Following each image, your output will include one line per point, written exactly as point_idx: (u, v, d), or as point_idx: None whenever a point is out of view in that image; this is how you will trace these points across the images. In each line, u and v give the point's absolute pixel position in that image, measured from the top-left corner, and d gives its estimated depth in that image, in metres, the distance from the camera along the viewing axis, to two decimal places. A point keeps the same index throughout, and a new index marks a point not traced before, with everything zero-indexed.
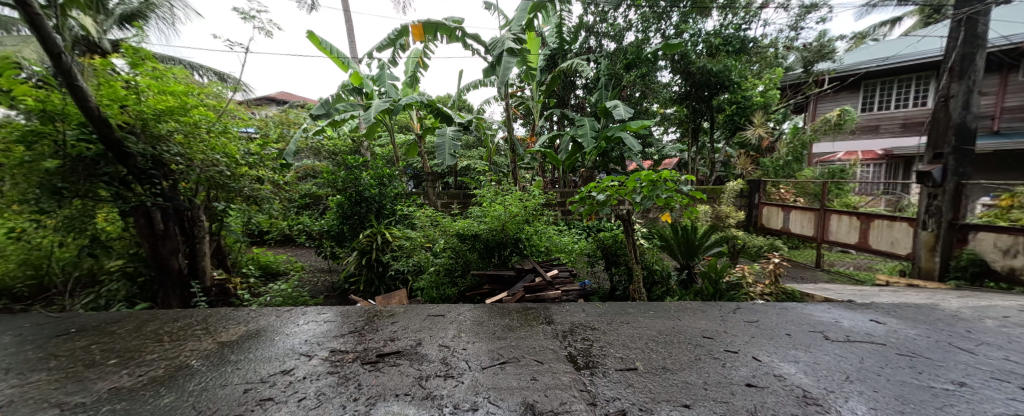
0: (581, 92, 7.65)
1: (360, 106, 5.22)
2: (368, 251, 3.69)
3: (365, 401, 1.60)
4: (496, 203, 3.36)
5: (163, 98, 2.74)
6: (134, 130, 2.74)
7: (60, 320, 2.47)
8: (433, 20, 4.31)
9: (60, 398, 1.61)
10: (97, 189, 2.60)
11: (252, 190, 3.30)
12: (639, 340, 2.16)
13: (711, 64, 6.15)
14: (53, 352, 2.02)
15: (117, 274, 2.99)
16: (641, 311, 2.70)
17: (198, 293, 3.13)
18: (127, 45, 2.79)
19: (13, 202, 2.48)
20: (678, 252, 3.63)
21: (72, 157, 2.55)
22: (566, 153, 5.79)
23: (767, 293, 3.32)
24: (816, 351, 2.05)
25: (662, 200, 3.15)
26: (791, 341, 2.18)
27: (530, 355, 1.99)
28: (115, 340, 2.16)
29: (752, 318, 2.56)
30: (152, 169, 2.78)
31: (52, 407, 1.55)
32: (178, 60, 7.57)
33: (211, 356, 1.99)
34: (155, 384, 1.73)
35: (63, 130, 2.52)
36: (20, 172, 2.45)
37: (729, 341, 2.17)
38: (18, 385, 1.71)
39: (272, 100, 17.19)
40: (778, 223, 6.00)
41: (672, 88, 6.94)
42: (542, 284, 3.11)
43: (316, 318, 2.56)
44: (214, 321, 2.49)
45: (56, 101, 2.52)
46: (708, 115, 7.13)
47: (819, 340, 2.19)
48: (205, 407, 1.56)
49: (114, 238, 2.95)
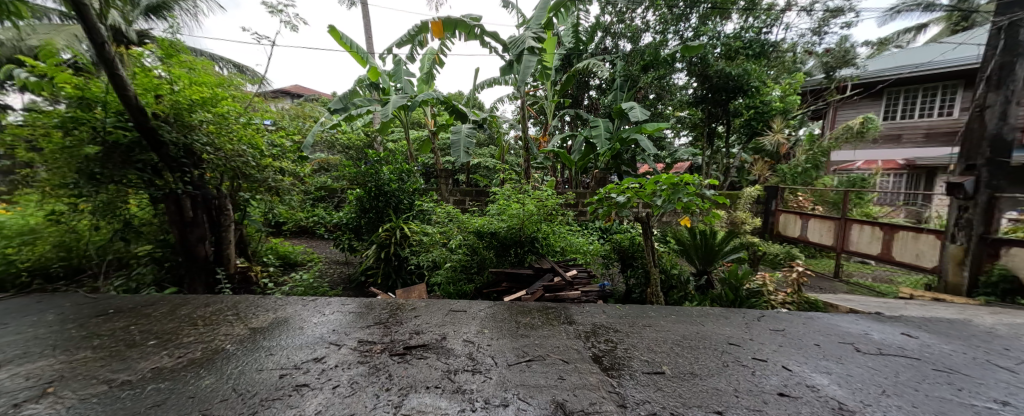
0: (595, 92, 7.57)
1: (375, 101, 5.17)
2: (386, 245, 3.72)
3: (397, 391, 1.64)
4: (514, 202, 3.41)
5: (197, 89, 2.88)
6: (168, 118, 2.86)
7: (97, 301, 2.60)
8: (453, 17, 4.29)
9: (107, 376, 1.71)
10: (130, 176, 2.72)
11: (275, 180, 3.36)
12: (663, 344, 2.16)
13: (730, 68, 5.91)
14: (95, 331, 2.13)
15: (146, 259, 3.14)
16: (663, 315, 2.70)
17: (223, 280, 3.22)
18: (160, 36, 2.91)
19: (53, 186, 2.66)
20: (695, 258, 3.66)
21: (109, 143, 2.69)
22: (579, 153, 5.64)
23: (788, 302, 3.33)
24: (847, 363, 2.02)
25: (683, 204, 3.14)
26: (821, 351, 2.15)
27: (554, 354, 2.01)
28: (152, 323, 2.26)
29: (778, 327, 2.53)
30: (183, 158, 2.90)
31: (100, 384, 1.65)
32: (197, 51, 7.70)
33: (245, 341, 2.07)
34: (194, 366, 1.81)
35: (101, 117, 2.64)
36: (61, 157, 2.59)
37: (756, 348, 2.16)
38: (66, 362, 1.83)
39: (284, 94, 17.12)
40: (794, 232, 5.88)
41: (688, 90, 6.72)
42: (561, 283, 3.21)
43: (340, 309, 2.62)
44: (243, 308, 2.58)
45: (95, 89, 2.65)
46: (724, 119, 6.89)
47: (850, 352, 2.16)
48: (244, 390, 1.63)
49: (144, 223, 3.08)
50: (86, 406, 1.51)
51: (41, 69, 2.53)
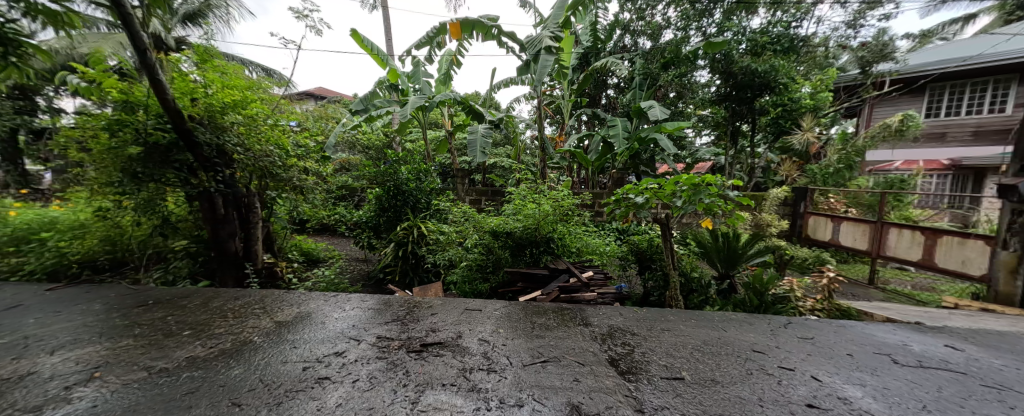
0: (613, 91, 7.46)
1: (394, 102, 5.26)
2: (403, 243, 3.78)
3: (414, 387, 1.70)
4: (530, 202, 3.42)
5: (228, 92, 3.03)
6: (202, 121, 3.02)
7: (138, 293, 2.78)
8: (471, 19, 4.33)
9: (147, 363, 1.84)
10: (168, 175, 2.86)
11: (300, 180, 3.49)
12: (682, 349, 2.13)
13: (756, 64, 5.66)
14: (136, 321, 2.28)
15: (182, 253, 3.31)
16: (683, 319, 2.64)
17: (251, 274, 3.37)
18: (196, 42, 3.08)
19: (100, 184, 2.86)
20: (717, 261, 3.53)
21: (150, 143, 2.86)
22: (596, 153, 5.45)
23: (818, 309, 3.19)
24: (883, 375, 1.92)
25: (704, 205, 3.06)
26: (855, 362, 2.05)
27: (570, 356, 2.01)
28: (187, 314, 2.40)
29: (806, 335, 2.44)
30: (216, 158, 3.05)
31: (141, 370, 1.77)
32: (229, 56, 8.09)
33: (271, 334, 2.17)
34: (224, 356, 1.92)
35: (143, 120, 2.82)
36: (108, 157, 2.79)
37: (782, 356, 2.09)
38: (111, 348, 1.96)
39: (309, 96, 17.73)
40: (826, 235, 5.59)
41: (710, 88, 6.51)
42: (577, 284, 3.18)
43: (359, 305, 2.70)
44: (270, 301, 2.70)
45: (138, 93, 2.84)
46: (750, 117, 6.61)
47: (887, 363, 2.05)
48: (270, 381, 1.72)
49: (180, 220, 3.28)
50: (129, 390, 1.63)
51: (91, 75, 2.74)
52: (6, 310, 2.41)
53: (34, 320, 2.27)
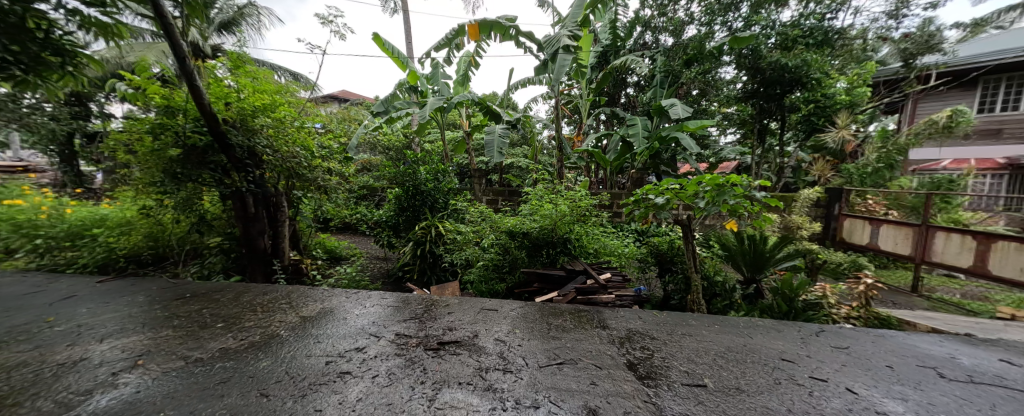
0: (633, 89, 7.31)
1: (414, 103, 5.34)
2: (422, 242, 3.84)
3: (431, 385, 1.75)
4: (547, 202, 3.40)
5: (259, 96, 3.17)
6: (235, 124, 3.17)
7: (178, 286, 2.96)
8: (489, 20, 4.35)
9: (185, 352, 1.96)
10: (204, 175, 3.06)
11: (324, 180, 3.60)
12: (706, 355, 2.11)
13: (786, 59, 5.36)
14: (175, 312, 2.43)
15: (217, 249, 3.50)
16: (705, 324, 2.57)
17: (278, 270, 3.52)
18: (229, 49, 3.24)
19: (144, 185, 3.07)
20: (743, 265, 3.42)
21: (188, 146, 3.04)
22: (615, 153, 5.37)
23: (853, 317, 3.01)
24: (928, 389, 1.86)
25: (729, 206, 2.96)
26: (895, 374, 1.99)
27: (586, 359, 2.02)
28: (220, 307, 2.54)
29: (841, 344, 2.34)
30: (247, 159, 3.21)
31: (180, 359, 1.89)
32: (260, 62, 8.49)
33: (296, 328, 2.26)
34: (253, 348, 2.02)
35: (182, 123, 3.00)
36: (151, 159, 2.98)
37: (814, 366, 2.04)
38: (153, 338, 2.10)
39: (332, 98, 18.34)
40: (862, 239, 5.26)
41: (736, 85, 6.25)
42: (594, 287, 3.13)
43: (379, 302, 2.77)
44: (296, 297, 2.81)
45: (178, 99, 3.01)
46: (779, 115, 6.27)
47: (932, 377, 1.97)
48: (295, 373, 1.80)
49: (215, 218, 3.47)
50: (169, 378, 1.75)
51: (136, 82, 2.93)
52: (63, 300, 2.62)
53: (87, 310, 2.45)
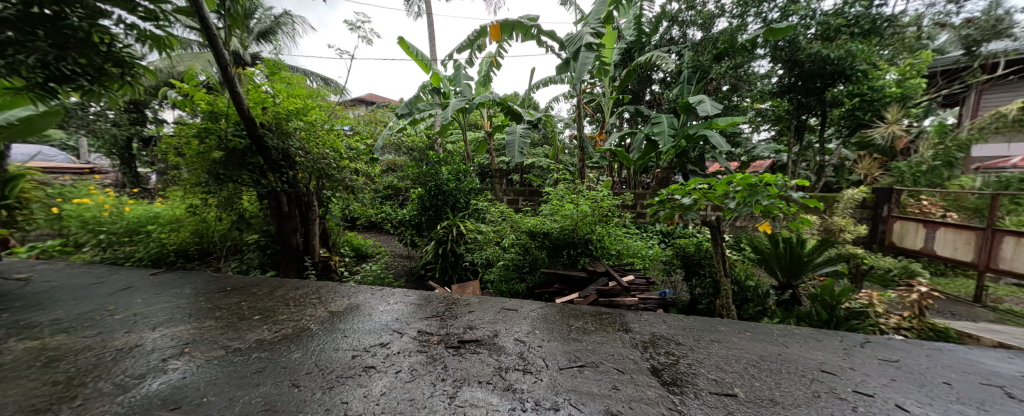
0: (658, 86, 7.09)
1: (437, 105, 5.43)
2: (443, 241, 3.90)
3: (452, 382, 1.78)
4: (567, 202, 3.36)
5: (292, 101, 3.34)
6: (271, 127, 3.35)
7: (220, 280, 3.16)
8: (511, 20, 4.35)
9: (226, 342, 2.09)
10: (243, 176, 3.25)
11: (351, 180, 3.73)
12: (736, 364, 2.02)
13: (828, 50, 5.02)
14: (217, 304, 2.59)
15: (254, 246, 3.71)
16: (735, 331, 2.45)
17: (310, 266, 3.68)
18: (267, 57, 3.43)
19: (191, 185, 3.30)
20: (778, 269, 3.25)
21: (229, 148, 3.24)
22: (639, 152, 5.26)
23: (904, 327, 2.77)
24: (992, 410, 1.73)
25: (762, 207, 2.82)
26: (953, 392, 1.85)
27: (608, 362, 1.98)
28: (257, 300, 2.69)
29: (890, 357, 2.18)
30: (282, 161, 3.38)
31: (221, 348, 2.02)
32: (293, 68, 8.93)
33: (325, 322, 2.36)
34: (286, 340, 2.12)
35: (224, 127, 3.20)
36: (197, 161, 3.20)
37: (858, 379, 1.93)
38: (198, 328, 2.26)
39: (359, 101, 18.98)
40: (915, 243, 4.85)
41: (771, 79, 5.89)
42: (617, 289, 3.07)
43: (402, 299, 2.83)
44: (325, 292, 2.93)
45: (220, 105, 3.21)
46: (819, 110, 5.88)
47: (997, 397, 1.84)
48: (323, 365, 1.88)
49: (253, 216, 3.67)
50: (211, 366, 1.87)
51: (185, 90, 3.15)
52: (122, 291, 2.86)
53: (142, 300, 2.67)
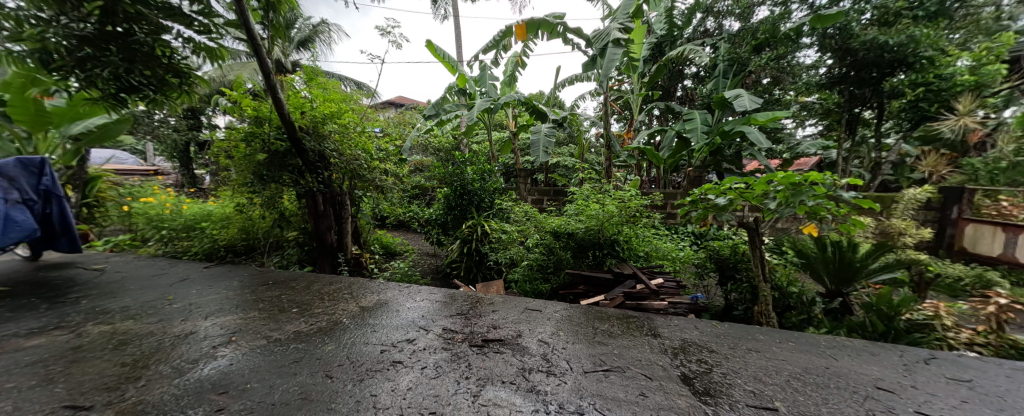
0: (691, 82, 6.78)
1: (463, 106, 5.48)
2: (468, 240, 3.94)
3: (475, 381, 1.78)
4: (593, 202, 3.28)
5: (327, 105, 3.50)
6: (308, 131, 3.53)
7: (263, 274, 3.37)
8: (536, 19, 4.32)
9: (267, 332, 2.22)
10: (284, 176, 3.45)
11: (381, 180, 3.86)
12: (776, 376, 1.89)
13: (886, 36, 4.58)
14: (260, 297, 2.76)
15: (294, 242, 3.93)
16: (776, 340, 2.29)
17: (343, 263, 3.85)
18: (305, 64, 3.63)
19: (239, 186, 3.54)
20: (824, 275, 3.01)
21: (272, 151, 3.44)
22: (669, 150, 5.09)
23: (977, 343, 2.46)
24: None
25: (807, 208, 2.61)
26: None
27: (635, 368, 1.91)
28: (295, 294, 2.84)
29: (960, 376, 1.96)
30: (318, 162, 3.55)
31: (263, 338, 2.15)
32: (329, 73, 9.37)
33: (356, 317, 2.44)
34: (320, 332, 2.22)
35: (268, 131, 3.40)
36: (244, 163, 3.43)
37: (920, 399, 1.75)
38: (243, 318, 2.41)
39: (389, 104, 19.61)
40: (991, 248, 4.33)
41: (819, 70, 5.44)
42: (645, 292, 2.98)
43: (429, 297, 2.88)
44: (357, 288, 3.04)
45: (264, 110, 3.42)
46: (875, 102, 5.40)
47: None
48: (354, 358, 1.95)
49: (292, 214, 3.88)
50: (254, 354, 2.00)
51: (233, 97, 3.38)
52: (179, 282, 3.12)
53: (196, 291, 2.89)
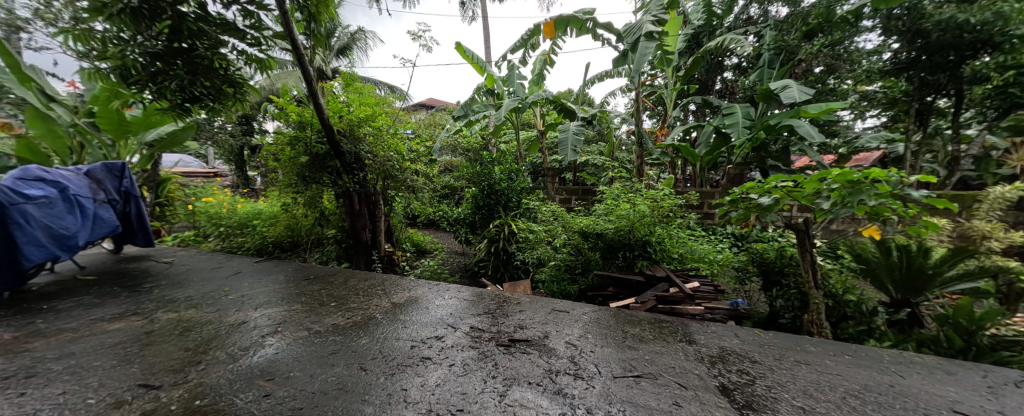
0: (732, 74, 6.38)
1: (491, 106, 5.50)
2: (496, 239, 3.94)
3: (502, 380, 1.77)
4: (623, 202, 3.16)
5: (363, 109, 3.65)
6: (346, 133, 3.69)
7: (306, 269, 3.57)
8: (565, 16, 4.25)
9: (308, 324, 2.35)
10: (324, 177, 3.64)
11: (413, 180, 3.97)
12: (830, 392, 1.71)
13: (967, 14, 4.04)
14: (302, 290, 2.93)
15: (333, 239, 4.13)
16: (830, 352, 2.08)
17: (377, 260, 4.00)
18: (343, 71, 3.80)
19: (285, 186, 3.77)
20: (888, 281, 2.72)
21: (314, 153, 3.64)
22: (706, 147, 4.67)
23: None
24: None
25: (866, 209, 2.35)
26: None
27: (668, 375, 1.81)
28: (332, 289, 2.98)
29: None
30: (354, 163, 3.71)
31: (304, 330, 2.27)
32: (366, 78, 9.78)
33: (388, 313, 2.52)
34: (355, 326, 2.31)
35: (310, 135, 3.60)
36: (289, 165, 3.65)
37: None
38: (287, 310, 2.57)
39: (421, 106, 20.16)
40: None
41: (883, 55, 4.87)
42: (679, 296, 2.82)
43: (457, 295, 2.91)
44: (389, 285, 3.13)
45: (307, 115, 3.62)
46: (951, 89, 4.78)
47: None
48: (385, 352, 2.01)
49: (332, 213, 4.08)
50: (296, 344, 2.11)
51: (280, 104, 3.61)
52: (234, 275, 3.38)
53: (249, 284, 3.12)
